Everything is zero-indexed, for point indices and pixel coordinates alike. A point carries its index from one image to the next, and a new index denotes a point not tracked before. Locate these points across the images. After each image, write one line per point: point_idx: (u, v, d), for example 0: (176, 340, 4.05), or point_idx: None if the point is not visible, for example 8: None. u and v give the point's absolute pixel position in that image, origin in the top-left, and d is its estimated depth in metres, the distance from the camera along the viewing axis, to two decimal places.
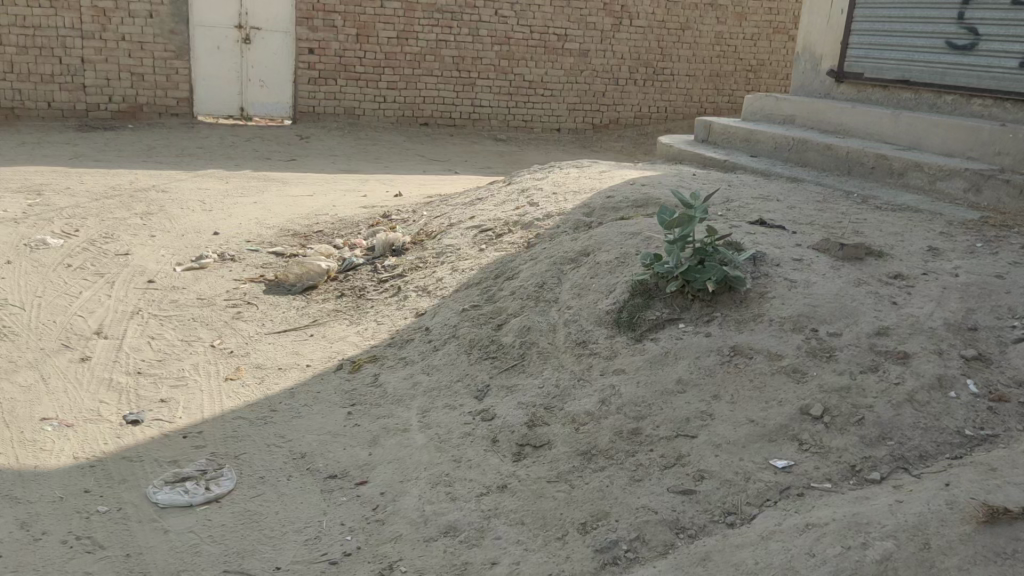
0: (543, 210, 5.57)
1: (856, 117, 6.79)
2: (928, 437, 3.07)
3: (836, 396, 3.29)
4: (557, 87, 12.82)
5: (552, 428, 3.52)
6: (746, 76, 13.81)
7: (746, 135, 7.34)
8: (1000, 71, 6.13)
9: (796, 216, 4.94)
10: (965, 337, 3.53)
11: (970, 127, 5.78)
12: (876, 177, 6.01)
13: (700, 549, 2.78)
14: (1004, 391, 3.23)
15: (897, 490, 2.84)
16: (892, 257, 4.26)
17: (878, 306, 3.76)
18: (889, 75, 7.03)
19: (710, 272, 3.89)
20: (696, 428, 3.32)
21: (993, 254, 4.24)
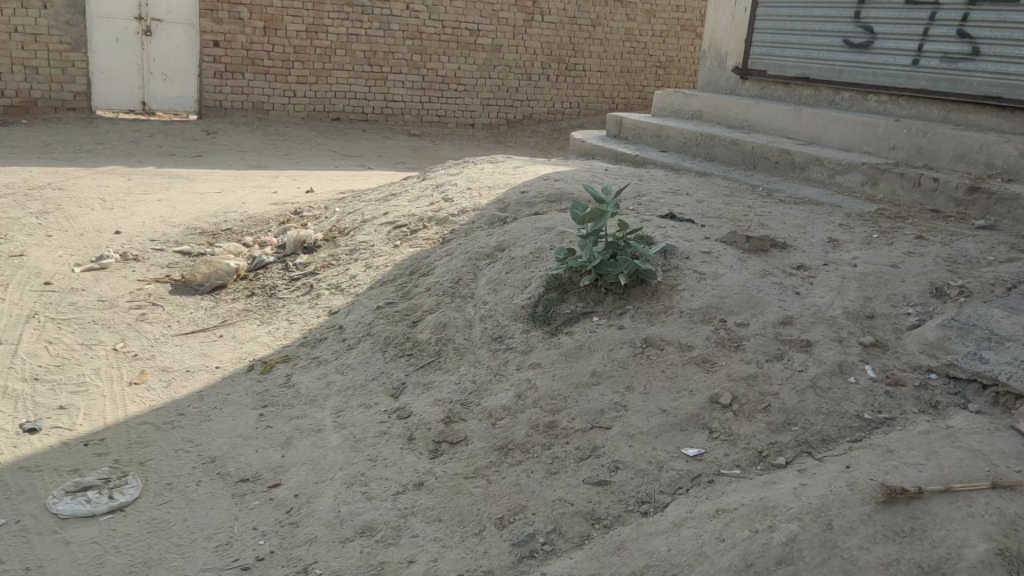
0: (458, 206, 5.56)
1: (761, 113, 7.00)
2: (830, 421, 3.19)
3: (744, 384, 3.39)
4: (471, 83, 12.80)
5: (468, 424, 3.52)
6: (656, 72, 14.06)
7: (656, 130, 7.48)
8: (894, 69, 6.40)
9: (705, 209, 5.07)
10: (864, 325, 3.69)
11: (867, 122, 6.03)
12: (780, 171, 6.20)
13: (616, 538, 2.83)
14: (900, 375, 3.38)
15: (801, 474, 2.95)
16: (796, 249, 4.41)
17: (782, 297, 3.89)
18: (791, 72, 7.27)
19: (622, 266, 3.96)
20: (610, 419, 3.37)
21: (889, 245, 4.43)
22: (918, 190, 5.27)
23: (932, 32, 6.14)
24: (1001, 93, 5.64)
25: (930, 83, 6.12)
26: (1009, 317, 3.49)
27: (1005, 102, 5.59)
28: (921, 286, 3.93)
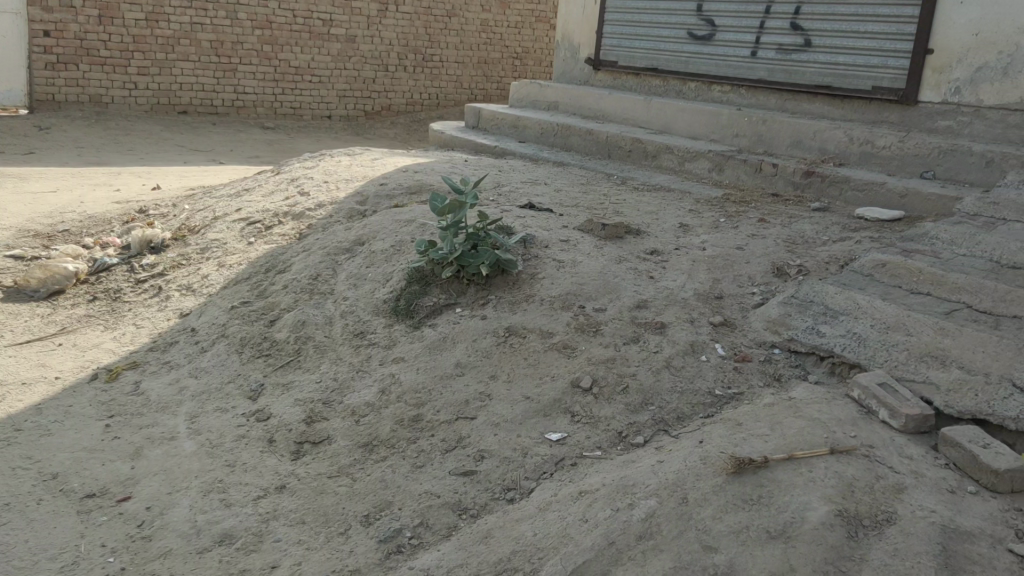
0: (314, 200, 5.43)
1: (613, 103, 7.18)
2: (684, 399, 3.33)
3: (603, 367, 3.48)
4: (325, 74, 12.53)
5: (330, 423, 3.46)
6: (512, 63, 14.19)
7: (513, 121, 7.55)
8: (735, 60, 6.71)
9: (562, 199, 5.16)
10: (713, 305, 3.86)
11: (712, 112, 6.29)
12: (634, 160, 6.40)
13: (483, 527, 2.85)
14: (747, 352, 3.57)
15: (659, 451, 3.06)
16: (649, 234, 4.57)
17: (637, 281, 4.02)
18: (640, 63, 7.50)
19: (483, 257, 3.97)
20: (475, 409, 3.38)
21: (734, 228, 4.66)
22: (760, 175, 5.56)
23: (767, 25, 6.47)
24: (831, 83, 6.02)
25: (768, 73, 6.45)
26: (842, 292, 3.74)
27: (835, 91, 5.97)
28: (764, 267, 4.15)
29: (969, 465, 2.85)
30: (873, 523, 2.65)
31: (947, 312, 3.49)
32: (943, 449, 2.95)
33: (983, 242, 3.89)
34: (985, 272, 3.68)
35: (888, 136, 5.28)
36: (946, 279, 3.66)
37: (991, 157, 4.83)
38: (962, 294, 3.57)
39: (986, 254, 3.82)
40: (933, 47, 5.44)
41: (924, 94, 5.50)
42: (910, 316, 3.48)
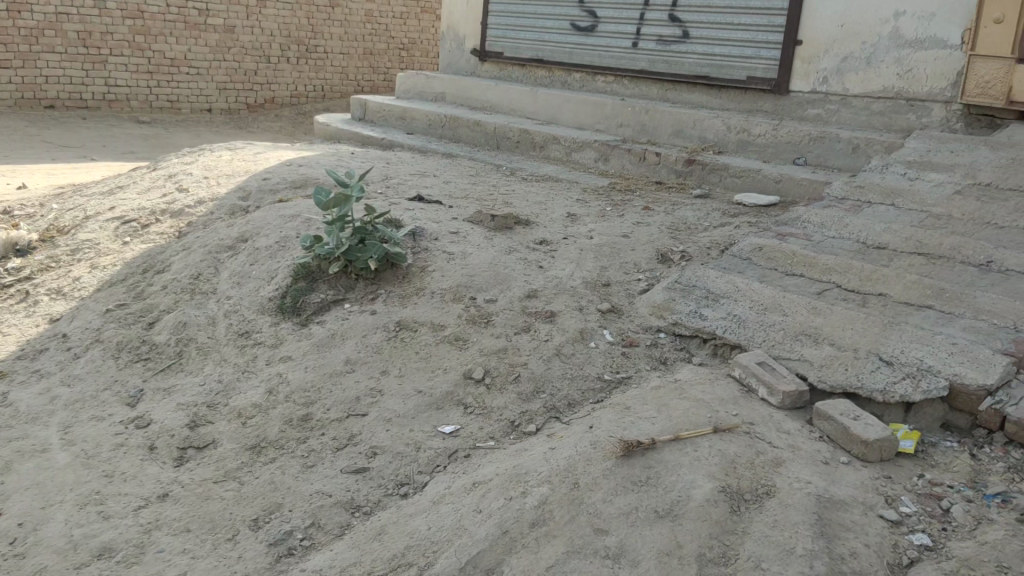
0: (193, 196, 5.24)
1: (500, 94, 7.22)
2: (574, 385, 3.38)
3: (494, 358, 3.50)
4: (203, 66, 12.09)
5: (216, 427, 3.36)
6: (399, 54, 14.04)
7: (400, 113, 7.48)
8: (616, 51, 6.83)
9: (451, 190, 5.16)
10: (601, 293, 3.94)
11: (596, 102, 6.40)
12: (522, 151, 6.45)
13: (376, 524, 2.82)
14: (634, 337, 3.66)
15: (551, 439, 3.11)
16: (538, 224, 4.61)
17: (526, 271, 4.06)
18: (526, 54, 7.55)
19: (372, 251, 3.95)
20: (366, 405, 3.35)
21: (620, 216, 4.75)
22: (644, 163, 5.69)
23: (647, 16, 6.61)
24: (709, 73, 6.21)
25: (649, 64, 6.60)
26: (723, 276, 3.87)
27: (713, 81, 6.15)
28: (649, 254, 4.26)
29: (842, 436, 3.01)
30: (754, 497, 2.76)
31: (819, 292, 3.67)
32: (818, 423, 3.10)
33: (850, 224, 4.10)
34: (853, 252, 3.88)
35: (763, 125, 5.49)
36: (818, 261, 3.84)
37: (857, 143, 5.09)
38: (832, 275, 3.75)
39: (854, 235, 4.02)
40: (803, 39, 5.68)
41: (795, 84, 5.75)
42: (785, 297, 3.64)
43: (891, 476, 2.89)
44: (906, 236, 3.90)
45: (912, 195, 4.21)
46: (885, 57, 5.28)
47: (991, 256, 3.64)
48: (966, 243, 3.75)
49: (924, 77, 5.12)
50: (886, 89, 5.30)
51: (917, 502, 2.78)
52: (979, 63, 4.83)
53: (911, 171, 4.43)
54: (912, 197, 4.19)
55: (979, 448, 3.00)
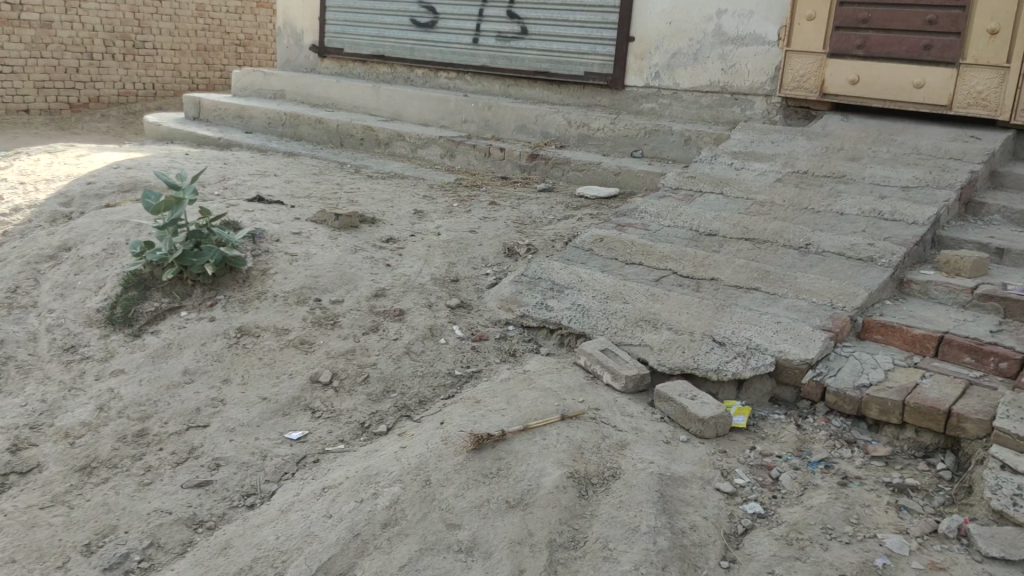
0: (8, 203, 4.88)
1: (342, 91, 7.10)
2: (425, 382, 3.38)
3: (342, 360, 3.46)
4: (18, 63, 11.28)
5: (41, 449, 3.14)
6: (235, 50, 13.50)
7: (237, 111, 7.22)
8: (458, 47, 6.85)
9: (293, 189, 5.03)
10: (449, 289, 3.95)
11: (439, 98, 6.41)
12: (366, 148, 6.37)
13: (222, 538, 2.72)
14: (483, 331, 3.69)
15: (401, 438, 3.09)
16: (383, 222, 4.57)
17: (373, 270, 4.01)
18: (366, 50, 7.45)
19: (207, 255, 3.82)
20: (208, 416, 3.23)
21: (467, 212, 4.78)
22: (489, 159, 5.74)
23: (486, 12, 6.64)
24: (549, 69, 6.31)
25: (490, 60, 6.65)
26: (566, 267, 3.97)
27: (552, 77, 6.27)
28: (496, 248, 4.31)
29: (681, 416, 3.16)
30: (600, 480, 2.84)
31: (657, 279, 3.82)
32: (659, 404, 3.24)
33: (684, 213, 4.28)
34: (686, 241, 4.06)
35: (601, 119, 5.65)
36: (655, 249, 4.00)
37: (688, 136, 5.33)
38: (668, 262, 3.92)
39: (687, 223, 4.20)
40: (635, 35, 5.89)
41: (630, 79, 5.95)
42: (626, 286, 3.77)
43: (726, 451, 3.05)
44: (735, 223, 4.11)
45: (739, 183, 4.45)
46: (710, 53, 5.56)
47: (809, 239, 3.89)
48: (787, 228, 4.00)
49: (746, 72, 5.42)
50: (712, 83, 5.58)
51: (750, 473, 2.95)
52: (795, 58, 5.16)
53: (737, 161, 4.69)
54: (739, 185, 4.43)
55: (804, 419, 3.21)
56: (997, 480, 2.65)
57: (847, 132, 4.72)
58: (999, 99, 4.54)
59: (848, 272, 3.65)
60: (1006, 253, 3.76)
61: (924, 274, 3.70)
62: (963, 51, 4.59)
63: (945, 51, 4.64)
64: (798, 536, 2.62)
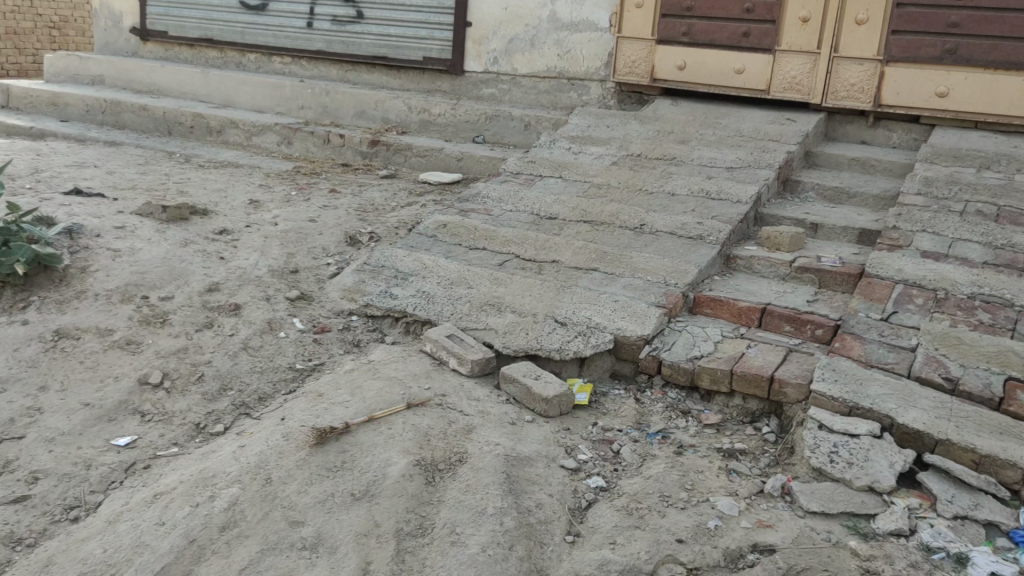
0: None
1: (168, 77, 6.73)
2: (264, 378, 3.28)
3: (173, 359, 3.30)
4: None
5: None
6: (49, 33, 12.60)
7: (51, 97, 6.71)
8: (290, 31, 6.63)
9: (115, 181, 4.74)
10: (288, 281, 3.84)
11: (273, 84, 6.20)
12: (197, 136, 6.08)
13: (42, 555, 2.53)
14: (325, 322, 3.61)
15: (239, 437, 2.97)
16: (216, 213, 4.38)
17: (205, 264, 3.85)
18: (193, 33, 7.08)
19: (17, 254, 3.55)
20: (23, 427, 3.00)
21: (306, 201, 4.65)
22: (328, 146, 5.61)
23: None
24: (387, 53, 6.21)
25: (326, 45, 6.48)
26: (409, 254, 3.94)
27: (391, 62, 6.18)
28: (337, 237, 4.22)
29: (525, 397, 3.20)
30: (447, 466, 2.84)
31: (500, 263, 3.85)
32: (504, 386, 3.27)
33: (525, 197, 4.33)
34: (528, 224, 4.12)
35: (442, 105, 5.63)
36: (498, 234, 4.03)
37: (528, 121, 5.41)
38: (511, 246, 3.95)
39: (528, 208, 4.26)
40: (472, 20, 5.89)
41: (469, 65, 5.95)
42: (469, 271, 3.78)
43: (569, 428, 3.12)
44: (574, 206, 4.20)
45: (577, 167, 4.55)
46: (546, 39, 5.65)
47: (644, 219, 4.03)
48: (622, 209, 4.13)
49: (581, 58, 5.54)
50: (549, 69, 5.67)
51: (592, 448, 3.03)
52: (626, 45, 5.32)
53: (575, 145, 4.79)
54: (577, 169, 4.53)
55: (643, 392, 3.34)
56: (815, 439, 2.84)
57: (677, 116, 4.92)
58: (812, 83, 4.85)
59: (679, 250, 3.81)
60: (820, 228, 4.03)
61: (748, 250, 3.91)
62: (778, 38, 4.88)
63: (762, 38, 4.92)
64: (637, 506, 2.72)
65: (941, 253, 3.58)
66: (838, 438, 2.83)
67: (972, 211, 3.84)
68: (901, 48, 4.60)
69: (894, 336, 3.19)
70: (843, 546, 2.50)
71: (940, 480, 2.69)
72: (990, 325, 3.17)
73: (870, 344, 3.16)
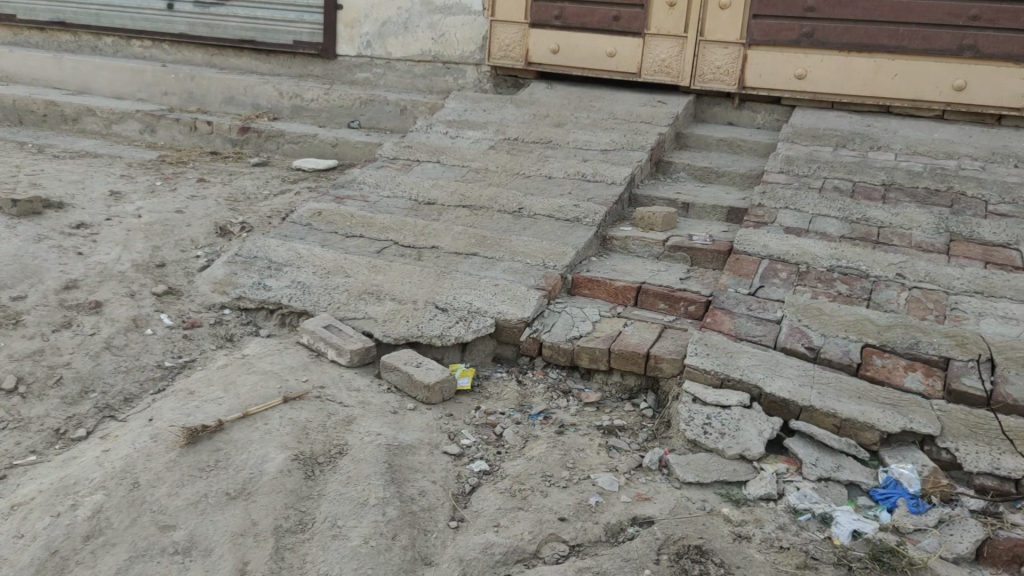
0: None
1: (16, 62, 6.30)
2: (130, 378, 3.12)
3: (29, 363, 3.10)
4: None
5: None
6: None
7: None
8: (150, 13, 6.31)
9: None
10: (153, 275, 3.68)
11: (133, 69, 5.89)
12: (51, 125, 5.72)
13: None
14: (195, 318, 3.48)
15: (104, 440, 2.83)
16: (72, 207, 4.14)
17: (62, 261, 3.64)
18: (43, 16, 6.64)
19: None
20: None
21: (172, 191, 4.45)
22: (195, 134, 5.39)
23: None
24: (255, 37, 6.00)
25: (189, 28, 6.20)
26: (283, 244, 3.82)
27: (259, 46, 5.98)
28: (206, 228, 4.06)
29: (407, 385, 3.17)
30: (327, 459, 2.78)
31: (378, 250, 3.79)
32: (385, 375, 3.23)
33: (402, 182, 4.28)
34: (405, 210, 4.07)
35: (315, 90, 5.50)
36: (375, 221, 3.96)
37: (404, 105, 5.34)
38: (388, 233, 3.90)
39: (405, 193, 4.21)
40: (342, 3, 5.74)
41: (341, 48, 5.82)
42: (346, 259, 3.70)
43: (452, 414, 3.11)
44: (452, 191, 4.18)
45: (454, 151, 4.52)
46: (419, 22, 5.57)
47: (521, 203, 4.05)
48: (500, 193, 4.13)
49: (455, 41, 5.51)
50: (423, 53, 5.61)
51: (476, 432, 3.03)
52: (499, 28, 5.31)
53: (452, 129, 4.75)
54: (454, 153, 4.50)
55: (524, 374, 3.36)
56: (690, 412, 2.92)
57: (552, 100, 4.96)
58: (680, 66, 4.98)
59: (557, 232, 3.84)
60: (690, 207, 4.16)
61: (623, 230, 3.98)
62: (647, 22, 4.97)
63: (631, 21, 5.00)
64: (521, 487, 2.73)
65: (802, 229, 3.75)
66: (711, 410, 2.92)
67: (830, 187, 4.03)
68: (762, 32, 4.77)
69: (761, 310, 3.31)
70: (717, 514, 2.59)
71: (805, 444, 2.82)
72: (847, 296, 3.34)
73: (739, 318, 3.28)
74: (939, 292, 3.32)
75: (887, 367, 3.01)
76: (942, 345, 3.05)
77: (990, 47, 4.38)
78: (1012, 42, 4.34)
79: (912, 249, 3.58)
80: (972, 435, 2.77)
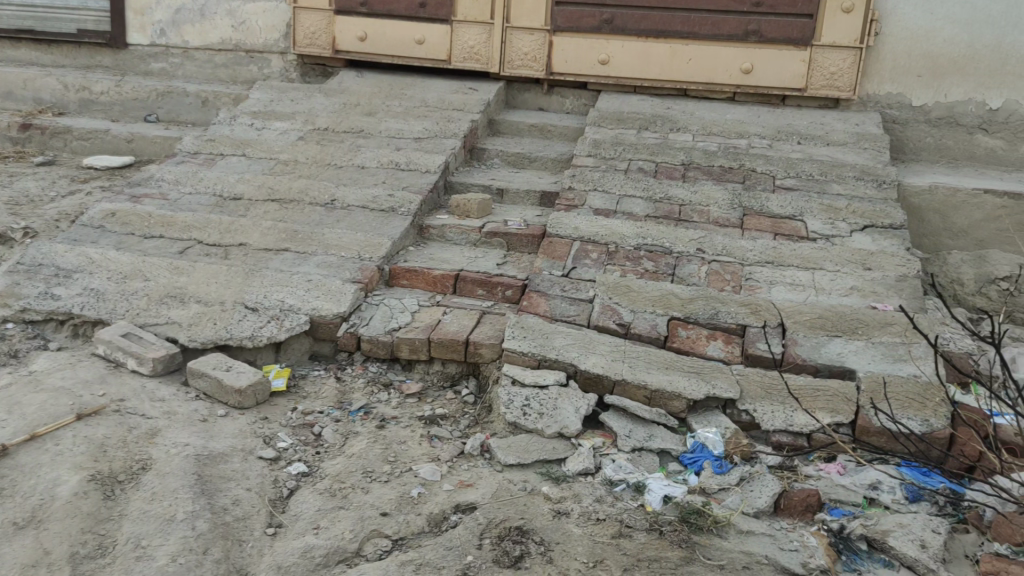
0: None
1: None
2: None
3: None
4: None
5: None
6: None
7: None
8: None
9: None
10: None
11: None
12: None
13: None
14: None
15: None
16: None
17: None
18: None
19: None
20: None
21: None
22: None
23: None
24: (33, 26, 5.51)
25: None
26: (72, 248, 3.54)
27: (39, 36, 5.50)
28: None
29: (215, 390, 3.02)
30: (128, 476, 2.59)
31: (180, 251, 3.59)
32: (192, 382, 3.06)
33: (204, 177, 4.06)
34: (209, 207, 3.87)
35: (105, 82, 5.13)
36: (175, 219, 3.74)
37: (205, 97, 5.08)
38: (190, 232, 3.69)
39: (209, 188, 4.00)
40: None
41: (132, 37, 5.45)
42: (144, 261, 3.48)
43: (267, 417, 2.99)
44: (259, 184, 4.01)
45: (260, 143, 4.35)
46: (217, 9, 5.31)
47: (333, 195, 3.94)
48: (311, 185, 4.00)
49: (258, 29, 5.29)
50: (224, 41, 5.35)
51: (293, 434, 2.92)
52: (303, 15, 5.15)
53: (257, 120, 4.56)
54: (261, 146, 4.33)
55: (343, 370, 3.28)
56: (509, 395, 2.94)
57: (363, 88, 4.86)
58: (490, 53, 5.01)
59: (371, 223, 3.77)
60: (504, 193, 4.20)
61: (438, 218, 3.97)
62: (454, 9, 4.97)
63: (438, 8, 4.98)
64: (340, 486, 2.66)
65: (610, 210, 3.87)
66: (529, 391, 2.96)
67: (634, 168, 4.19)
68: (565, 18, 4.87)
69: (573, 290, 3.39)
70: (537, 494, 2.63)
71: (619, 417, 2.92)
72: (653, 273, 3.48)
73: (553, 300, 3.34)
74: (735, 264, 3.52)
75: (691, 338, 3.16)
76: (739, 314, 3.23)
77: (773, 32, 4.67)
78: (792, 27, 4.64)
79: (710, 225, 3.78)
80: (768, 396, 2.95)
